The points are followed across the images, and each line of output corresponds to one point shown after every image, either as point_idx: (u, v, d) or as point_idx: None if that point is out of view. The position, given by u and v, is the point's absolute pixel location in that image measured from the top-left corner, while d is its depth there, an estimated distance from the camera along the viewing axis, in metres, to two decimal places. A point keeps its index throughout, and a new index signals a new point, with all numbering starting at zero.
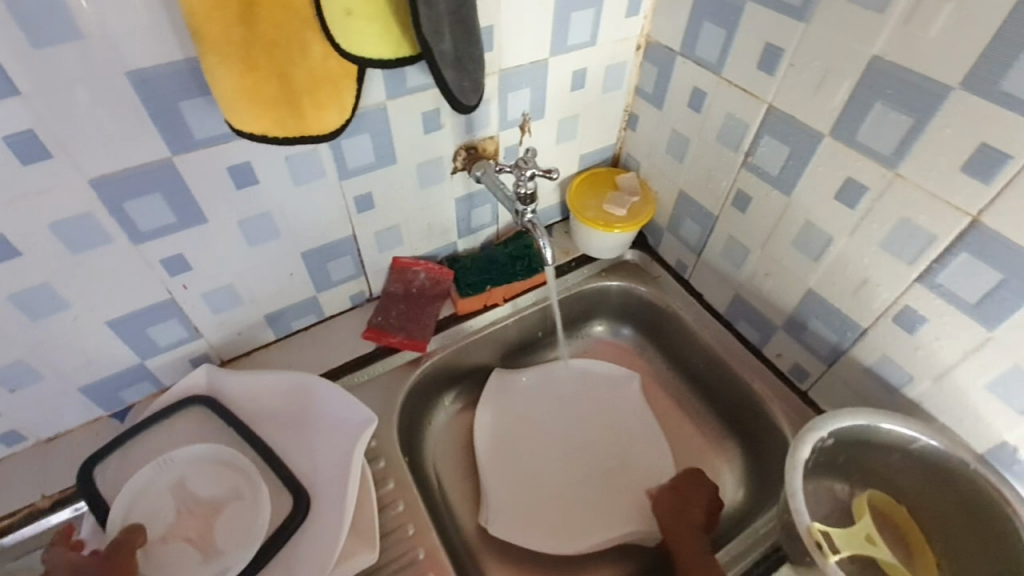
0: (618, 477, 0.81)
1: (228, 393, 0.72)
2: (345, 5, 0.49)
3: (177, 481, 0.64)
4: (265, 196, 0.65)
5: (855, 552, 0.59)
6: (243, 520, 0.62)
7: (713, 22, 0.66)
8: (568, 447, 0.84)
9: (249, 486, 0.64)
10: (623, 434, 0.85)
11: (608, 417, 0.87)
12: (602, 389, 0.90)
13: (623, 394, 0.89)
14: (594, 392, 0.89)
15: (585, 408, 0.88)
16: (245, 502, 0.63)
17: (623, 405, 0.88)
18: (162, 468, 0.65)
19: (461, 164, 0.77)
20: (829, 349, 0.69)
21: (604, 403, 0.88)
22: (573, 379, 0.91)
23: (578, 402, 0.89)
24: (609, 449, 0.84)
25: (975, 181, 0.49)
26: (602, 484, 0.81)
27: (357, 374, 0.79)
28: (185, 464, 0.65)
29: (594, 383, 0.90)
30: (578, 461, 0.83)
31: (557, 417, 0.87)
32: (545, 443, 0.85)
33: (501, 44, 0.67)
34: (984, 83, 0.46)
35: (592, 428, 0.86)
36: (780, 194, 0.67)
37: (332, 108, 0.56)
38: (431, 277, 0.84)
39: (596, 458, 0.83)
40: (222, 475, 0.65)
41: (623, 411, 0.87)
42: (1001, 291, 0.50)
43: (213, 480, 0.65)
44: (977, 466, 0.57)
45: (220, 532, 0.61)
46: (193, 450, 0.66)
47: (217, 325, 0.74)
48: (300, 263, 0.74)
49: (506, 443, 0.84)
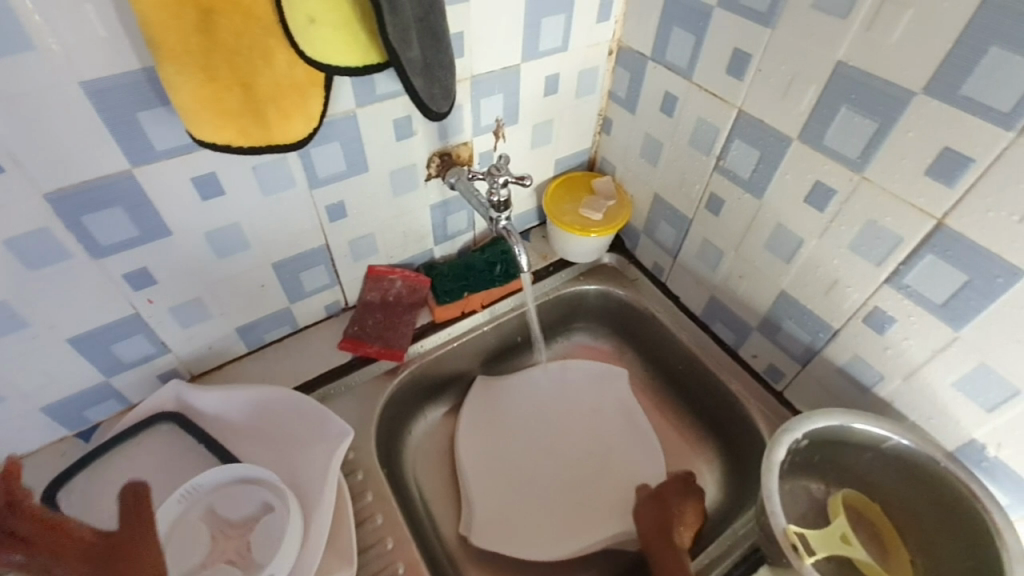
0: (602, 479, 0.81)
1: (198, 410, 0.70)
2: (309, 13, 0.48)
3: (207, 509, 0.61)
4: (233, 207, 0.63)
5: (831, 552, 0.60)
6: (278, 533, 0.59)
7: (683, 28, 0.67)
8: (553, 451, 0.84)
9: (279, 498, 0.61)
10: (607, 437, 0.85)
11: (592, 420, 0.87)
12: (586, 392, 0.89)
13: (607, 397, 0.89)
14: (577, 395, 0.89)
15: (567, 412, 0.88)
16: (277, 514, 0.60)
17: (607, 407, 0.88)
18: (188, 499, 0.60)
19: (435, 170, 0.76)
20: (802, 349, 0.70)
21: (588, 406, 0.88)
22: (556, 384, 0.90)
23: (562, 407, 0.88)
24: (594, 453, 0.83)
25: (938, 184, 0.50)
26: (586, 488, 0.80)
27: (332, 385, 0.77)
28: (211, 491, 0.61)
29: (578, 386, 0.90)
30: (563, 465, 0.82)
31: (540, 421, 0.87)
32: (529, 447, 0.84)
33: (472, 50, 0.67)
34: (944, 88, 0.46)
35: (576, 431, 0.85)
36: (751, 197, 0.68)
37: (299, 116, 0.55)
38: (407, 284, 0.83)
39: (580, 461, 0.82)
40: (249, 492, 0.62)
41: (607, 413, 0.87)
42: (966, 291, 0.51)
43: (242, 501, 0.61)
44: (946, 463, 0.58)
45: (256, 549, 0.58)
46: (215, 474, 0.61)
47: (186, 339, 0.71)
48: (272, 275, 0.72)
49: (489, 450, 0.83)
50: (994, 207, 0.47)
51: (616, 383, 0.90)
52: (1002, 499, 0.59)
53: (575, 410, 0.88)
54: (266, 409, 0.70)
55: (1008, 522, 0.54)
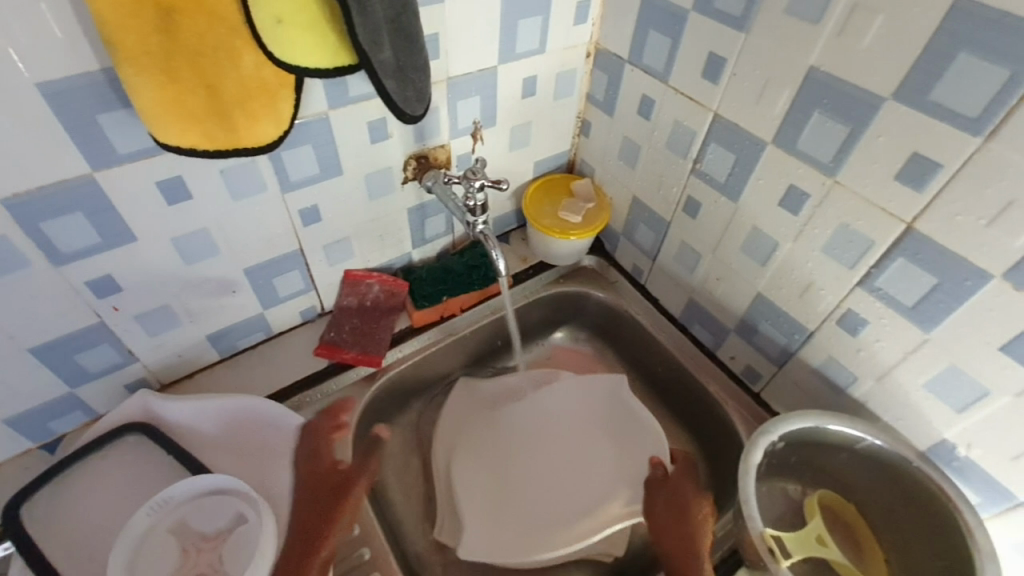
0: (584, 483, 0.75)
1: (167, 420, 0.68)
2: (277, 12, 0.46)
3: (177, 522, 0.58)
4: (201, 211, 0.61)
5: (807, 554, 0.62)
6: (251, 541, 0.57)
7: (659, 31, 0.67)
8: (535, 454, 0.78)
9: (254, 508, 0.59)
10: (594, 439, 0.79)
11: (579, 421, 0.81)
12: (576, 391, 0.84)
13: (594, 397, 0.83)
14: (564, 395, 0.84)
15: (552, 412, 0.82)
16: (251, 524, 0.58)
17: (595, 407, 0.83)
18: (158, 510, 0.58)
19: (412, 173, 0.75)
20: (778, 350, 0.71)
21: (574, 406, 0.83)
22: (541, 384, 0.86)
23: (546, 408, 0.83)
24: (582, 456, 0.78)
25: (908, 188, 0.50)
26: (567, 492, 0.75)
27: (308, 393, 0.76)
28: (182, 504, 0.59)
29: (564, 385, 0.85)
30: (545, 467, 0.77)
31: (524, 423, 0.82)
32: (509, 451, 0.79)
33: (448, 52, 0.66)
34: (913, 94, 0.47)
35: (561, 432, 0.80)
36: (728, 201, 0.68)
37: (267, 119, 0.53)
38: (385, 289, 0.82)
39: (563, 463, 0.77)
40: (222, 504, 0.60)
41: (594, 413, 0.82)
42: (937, 294, 0.52)
43: (215, 513, 0.59)
44: (919, 463, 0.58)
45: (229, 560, 0.57)
46: (188, 487, 0.60)
47: (154, 348, 0.69)
48: (244, 280, 0.71)
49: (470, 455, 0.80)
50: (963, 211, 0.47)
51: (603, 382, 0.85)
52: (974, 498, 0.59)
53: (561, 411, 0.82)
54: (239, 419, 0.68)
55: (978, 521, 0.55)
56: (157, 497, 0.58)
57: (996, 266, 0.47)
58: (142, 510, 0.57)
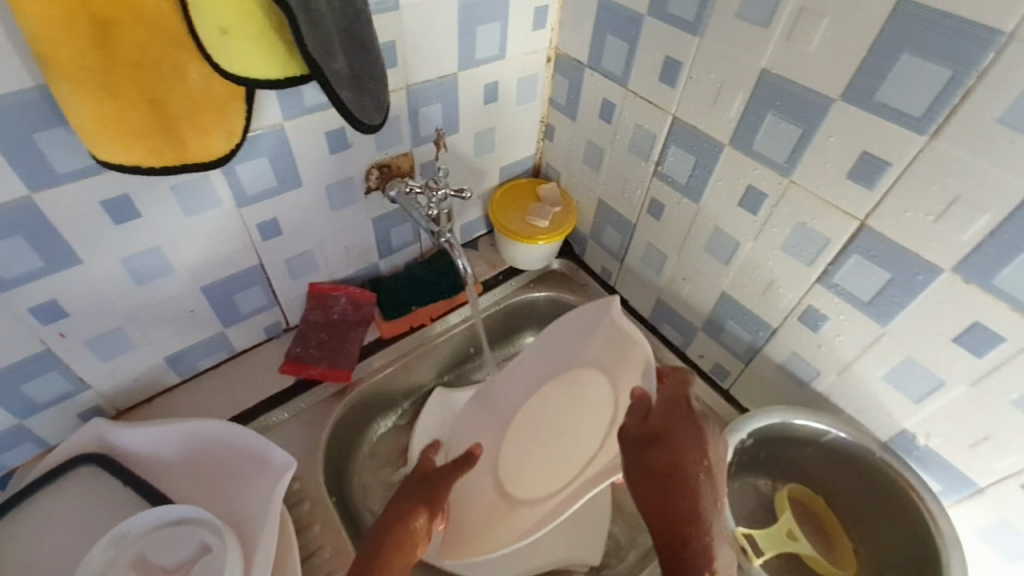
0: (570, 451, 0.66)
1: (124, 449, 0.65)
2: (221, 23, 0.44)
3: (138, 555, 0.56)
4: (152, 230, 0.59)
5: (777, 551, 0.64)
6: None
7: (616, 36, 0.67)
8: (522, 436, 0.71)
9: (217, 538, 0.57)
10: (584, 392, 0.69)
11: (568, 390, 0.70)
12: (562, 346, 0.73)
13: (578, 350, 0.72)
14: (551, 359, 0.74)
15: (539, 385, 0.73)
16: (215, 556, 0.56)
17: (585, 362, 0.71)
18: (117, 543, 0.56)
19: (374, 183, 0.74)
20: (744, 347, 0.72)
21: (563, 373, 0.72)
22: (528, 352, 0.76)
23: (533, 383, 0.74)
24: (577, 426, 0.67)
25: (860, 186, 0.51)
26: (550, 470, 0.65)
27: (274, 413, 0.73)
28: (143, 536, 0.57)
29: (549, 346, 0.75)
30: (535, 445, 0.69)
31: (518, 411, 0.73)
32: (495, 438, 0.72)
33: (406, 60, 0.65)
34: (860, 95, 0.48)
35: (551, 401, 0.71)
36: (690, 202, 0.69)
37: (217, 132, 0.52)
38: (352, 301, 0.80)
39: (551, 439, 0.68)
40: (184, 535, 0.57)
41: (584, 372, 0.70)
42: (891, 288, 0.53)
43: (177, 544, 0.57)
44: (881, 454, 0.60)
45: None
46: (147, 518, 0.57)
47: (108, 373, 0.66)
48: (202, 298, 0.68)
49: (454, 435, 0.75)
50: (912, 208, 0.49)
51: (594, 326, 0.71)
52: (934, 485, 0.61)
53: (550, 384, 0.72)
54: (200, 444, 0.65)
55: (940, 509, 0.57)
56: (113, 532, 0.55)
57: (945, 260, 0.48)
58: (102, 542, 0.56)
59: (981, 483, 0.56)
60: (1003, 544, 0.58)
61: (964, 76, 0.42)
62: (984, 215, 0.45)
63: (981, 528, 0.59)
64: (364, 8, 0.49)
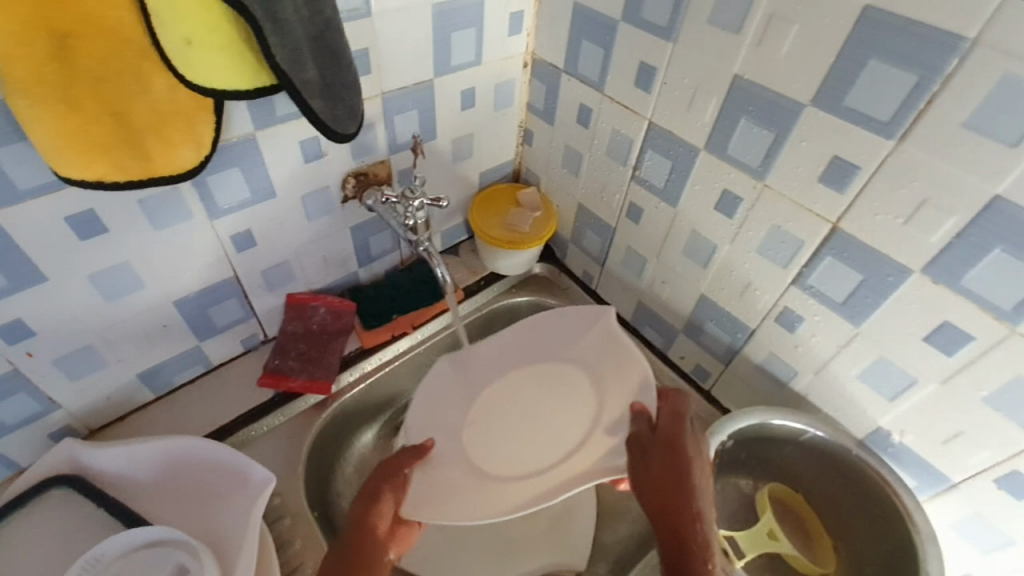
0: (548, 436, 0.69)
1: (97, 470, 0.63)
2: (186, 33, 0.43)
3: None
4: (120, 245, 0.57)
5: (759, 551, 0.66)
6: None
7: (592, 42, 0.67)
8: (497, 410, 0.72)
9: (196, 559, 0.55)
10: (570, 384, 0.73)
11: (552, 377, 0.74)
12: (556, 335, 0.76)
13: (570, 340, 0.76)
14: (543, 350, 0.76)
15: (524, 369, 0.75)
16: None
17: (575, 355, 0.75)
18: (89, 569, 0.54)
19: (351, 191, 0.73)
20: (724, 349, 0.73)
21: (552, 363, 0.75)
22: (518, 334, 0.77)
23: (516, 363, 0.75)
24: (555, 414, 0.71)
25: (831, 190, 0.52)
26: (527, 449, 0.69)
27: (252, 427, 0.72)
28: (117, 560, 0.55)
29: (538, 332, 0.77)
30: (513, 422, 0.72)
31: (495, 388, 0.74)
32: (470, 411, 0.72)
33: (380, 67, 0.64)
34: (829, 100, 0.49)
35: (532, 385, 0.74)
36: (667, 206, 0.69)
37: (185, 143, 0.51)
38: (331, 311, 0.79)
39: (529, 420, 0.71)
40: (162, 557, 0.56)
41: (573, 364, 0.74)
42: (863, 289, 0.54)
43: (153, 567, 0.55)
44: (858, 452, 0.61)
45: None
46: (123, 541, 0.56)
47: (78, 392, 0.64)
48: (175, 313, 0.67)
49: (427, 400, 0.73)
50: (882, 211, 0.50)
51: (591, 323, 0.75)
52: (910, 481, 0.62)
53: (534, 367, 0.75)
54: (176, 463, 0.64)
55: (916, 505, 0.58)
56: (86, 556, 0.54)
57: (914, 262, 0.49)
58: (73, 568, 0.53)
59: (955, 478, 0.57)
60: (977, 538, 0.59)
61: (929, 82, 0.43)
62: (950, 218, 0.46)
63: (955, 522, 0.60)
64: (335, 15, 0.48)
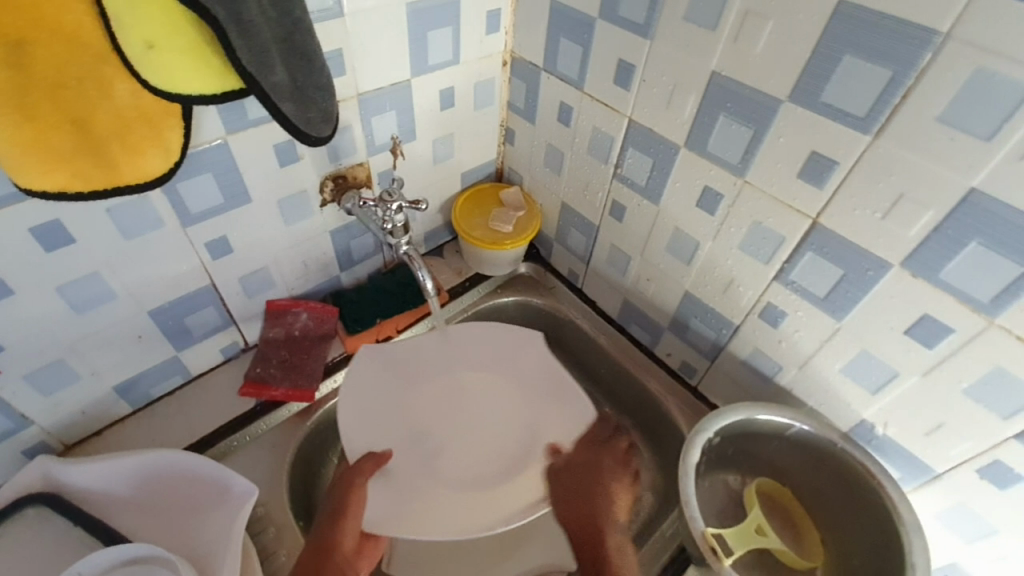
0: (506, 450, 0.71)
1: (73, 488, 0.61)
2: (148, 38, 0.42)
3: None
4: (89, 256, 0.56)
5: (748, 547, 0.64)
6: None
7: (570, 40, 0.67)
8: (445, 421, 0.73)
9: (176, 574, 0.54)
10: (514, 401, 0.75)
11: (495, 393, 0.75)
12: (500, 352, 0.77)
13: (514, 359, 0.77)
14: (493, 358, 0.77)
15: (471, 377, 0.76)
16: None
17: (519, 372, 0.76)
18: None
19: (330, 195, 0.72)
20: (709, 345, 0.73)
21: (494, 373, 0.77)
22: (462, 342, 0.77)
23: (459, 372, 0.76)
24: (498, 420, 0.73)
25: (810, 186, 0.52)
26: (483, 461, 0.70)
27: (233, 439, 0.70)
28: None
29: (485, 342, 0.78)
30: (460, 435, 0.72)
31: (440, 398, 0.74)
32: (421, 423, 0.72)
33: (355, 68, 0.63)
34: (806, 96, 0.48)
35: (481, 398, 0.75)
36: (649, 203, 0.69)
37: (152, 150, 0.49)
38: (313, 317, 0.77)
39: (476, 431, 0.73)
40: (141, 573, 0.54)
41: (518, 382, 0.76)
42: (844, 284, 0.54)
43: None
44: (843, 445, 0.62)
45: None
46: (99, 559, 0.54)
47: (51, 408, 0.63)
48: (150, 323, 0.65)
49: (372, 408, 0.71)
50: (860, 205, 0.50)
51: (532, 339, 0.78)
52: (895, 473, 0.62)
53: (478, 377, 0.76)
54: (156, 477, 0.62)
55: (901, 497, 0.58)
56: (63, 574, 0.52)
57: (894, 256, 0.50)
58: None
59: (939, 469, 0.57)
60: (961, 528, 0.59)
61: (904, 77, 0.43)
62: (927, 212, 0.46)
63: (940, 512, 0.60)
64: (305, 17, 0.47)
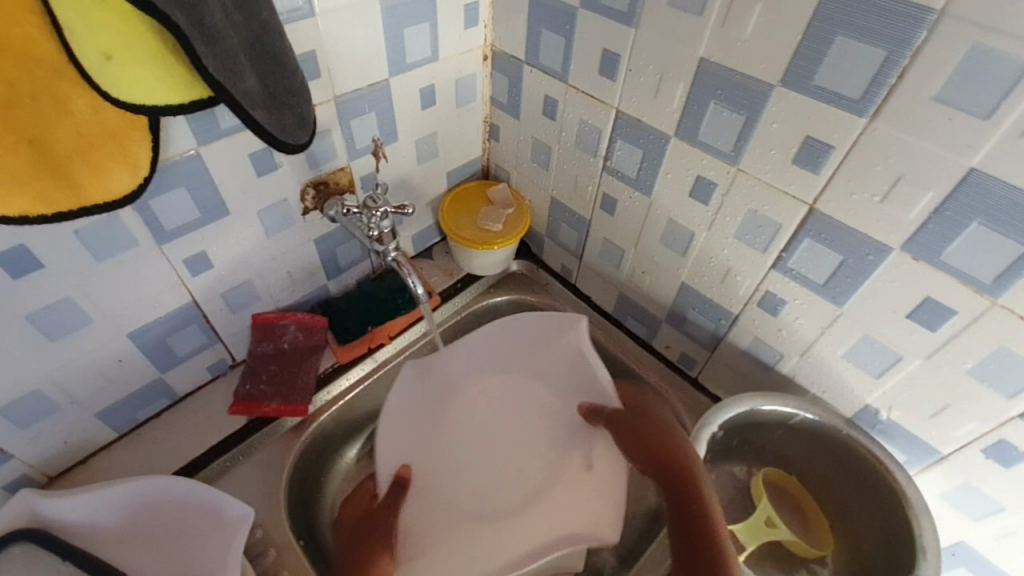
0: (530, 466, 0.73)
1: (61, 522, 0.58)
2: (105, 48, 0.39)
3: None
4: (59, 280, 0.53)
5: (759, 541, 0.67)
6: None
7: (551, 30, 0.65)
8: (491, 455, 0.74)
9: None
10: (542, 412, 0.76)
11: (525, 411, 0.77)
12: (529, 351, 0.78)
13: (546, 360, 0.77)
14: (536, 379, 0.78)
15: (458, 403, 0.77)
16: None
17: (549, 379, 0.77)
18: None
19: (312, 203, 0.69)
20: (708, 335, 0.72)
21: (536, 396, 0.77)
22: (511, 372, 0.79)
23: (507, 396, 0.78)
24: (541, 445, 0.74)
25: (806, 171, 0.51)
26: (519, 487, 0.71)
27: (226, 458, 0.69)
28: None
29: (525, 362, 0.78)
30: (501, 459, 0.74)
31: (460, 426, 0.76)
32: (452, 453, 0.74)
33: (330, 69, 0.60)
34: (798, 80, 0.47)
35: (513, 411, 0.77)
36: (641, 195, 0.67)
37: (117, 167, 0.47)
38: (302, 328, 0.75)
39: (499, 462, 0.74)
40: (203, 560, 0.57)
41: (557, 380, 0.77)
42: (844, 269, 0.53)
43: None
44: (847, 431, 0.61)
45: None
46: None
47: (31, 440, 0.60)
48: (130, 346, 0.62)
49: (390, 442, 0.71)
50: (857, 189, 0.48)
51: (569, 352, 0.76)
52: (900, 456, 0.62)
53: (520, 401, 0.77)
54: (145, 505, 0.60)
55: (908, 479, 0.58)
56: None
57: (894, 239, 0.49)
58: None
59: (944, 450, 0.57)
60: (968, 506, 0.59)
61: (899, 56, 0.41)
62: (927, 193, 0.45)
63: (946, 492, 0.60)
64: (273, 19, 0.45)
